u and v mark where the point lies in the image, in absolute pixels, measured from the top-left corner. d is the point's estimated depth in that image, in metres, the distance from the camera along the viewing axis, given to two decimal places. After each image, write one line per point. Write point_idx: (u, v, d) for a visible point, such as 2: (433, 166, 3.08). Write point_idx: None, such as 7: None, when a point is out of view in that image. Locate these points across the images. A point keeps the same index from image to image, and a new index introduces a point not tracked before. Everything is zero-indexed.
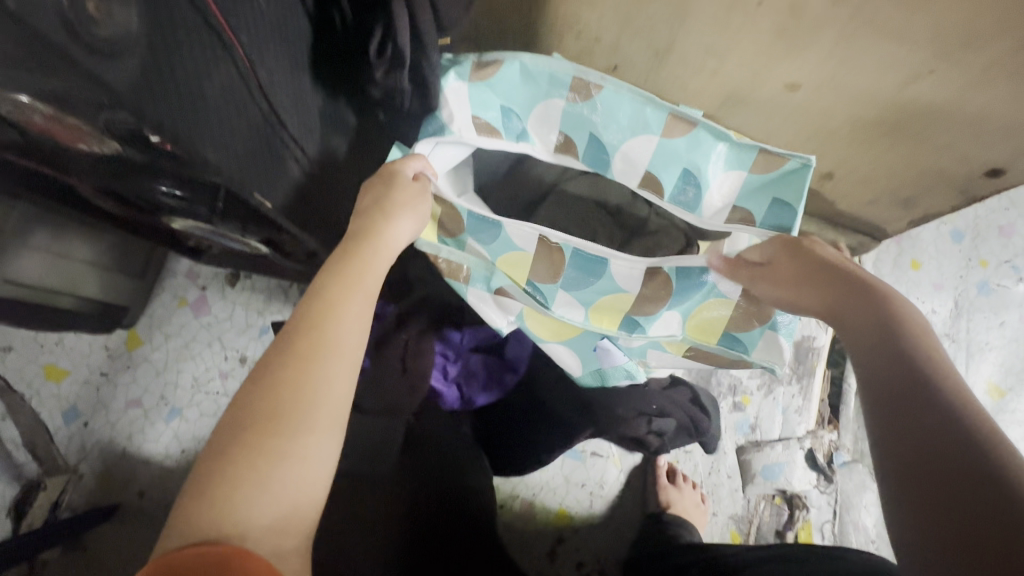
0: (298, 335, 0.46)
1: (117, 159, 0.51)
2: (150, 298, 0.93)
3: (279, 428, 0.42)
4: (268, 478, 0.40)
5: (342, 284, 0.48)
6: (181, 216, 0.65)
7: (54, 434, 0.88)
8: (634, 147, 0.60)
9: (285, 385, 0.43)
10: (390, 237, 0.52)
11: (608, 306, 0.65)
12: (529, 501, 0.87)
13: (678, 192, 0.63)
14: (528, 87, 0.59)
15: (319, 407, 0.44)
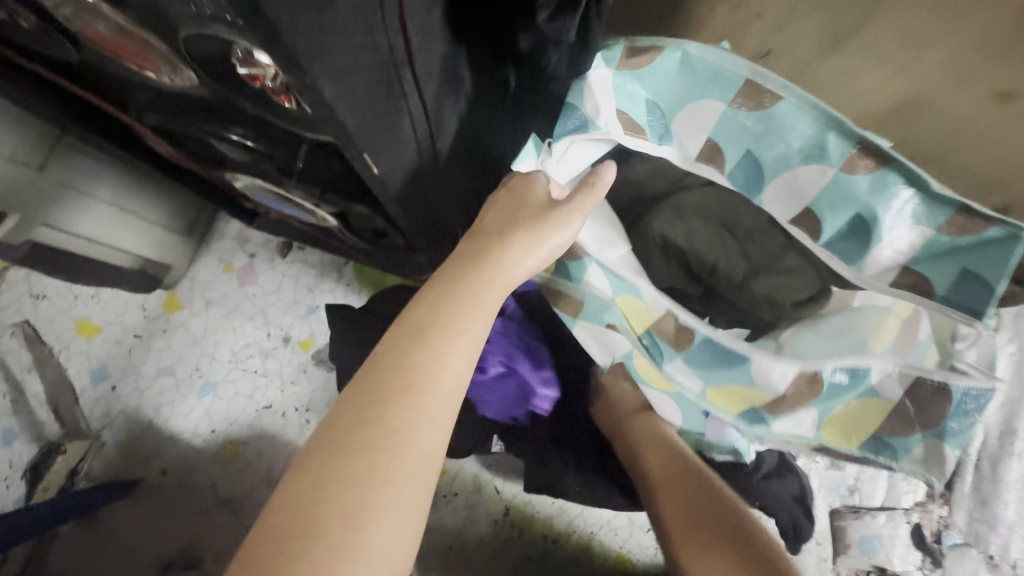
0: (396, 377, 0.40)
1: (185, 93, 0.42)
2: (195, 261, 0.86)
3: (361, 505, 0.37)
4: (349, 553, 0.36)
5: (443, 324, 0.42)
6: (247, 173, 0.55)
7: (80, 395, 0.81)
8: (798, 174, 0.46)
9: (376, 447, 0.38)
10: (497, 269, 0.44)
11: (731, 391, 0.55)
12: (586, 539, 0.77)
13: (839, 236, 0.47)
14: (682, 83, 0.45)
15: (407, 465, 0.38)
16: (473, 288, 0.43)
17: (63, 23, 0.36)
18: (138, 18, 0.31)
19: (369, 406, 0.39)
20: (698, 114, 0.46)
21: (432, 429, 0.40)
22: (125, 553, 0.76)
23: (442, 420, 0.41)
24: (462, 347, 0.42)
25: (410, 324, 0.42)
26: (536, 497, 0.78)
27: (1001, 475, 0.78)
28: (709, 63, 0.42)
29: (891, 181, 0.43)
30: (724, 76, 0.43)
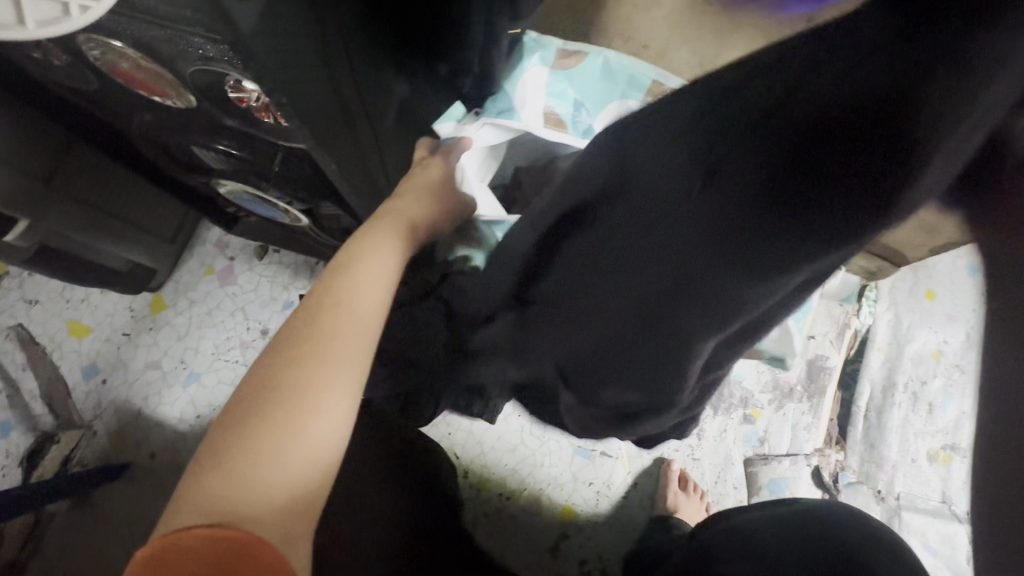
0: (343, 267, 0.49)
1: (185, 114, 0.53)
2: (179, 265, 0.95)
3: (312, 354, 0.44)
4: (310, 392, 0.42)
5: (370, 263, 0.50)
6: (230, 179, 0.66)
7: (72, 389, 0.89)
8: None
9: (326, 313, 0.46)
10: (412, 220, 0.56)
11: None
12: (536, 495, 0.88)
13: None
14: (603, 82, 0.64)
15: (341, 372, 0.44)
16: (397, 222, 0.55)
17: (93, 62, 0.47)
18: (158, 61, 0.43)
19: (308, 327, 0.45)
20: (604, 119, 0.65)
21: (369, 304, 0.48)
22: (118, 529, 0.84)
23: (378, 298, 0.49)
24: (384, 282, 0.50)
25: (338, 264, 0.50)
26: (491, 460, 0.89)
27: (885, 422, 0.94)
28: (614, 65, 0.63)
29: None
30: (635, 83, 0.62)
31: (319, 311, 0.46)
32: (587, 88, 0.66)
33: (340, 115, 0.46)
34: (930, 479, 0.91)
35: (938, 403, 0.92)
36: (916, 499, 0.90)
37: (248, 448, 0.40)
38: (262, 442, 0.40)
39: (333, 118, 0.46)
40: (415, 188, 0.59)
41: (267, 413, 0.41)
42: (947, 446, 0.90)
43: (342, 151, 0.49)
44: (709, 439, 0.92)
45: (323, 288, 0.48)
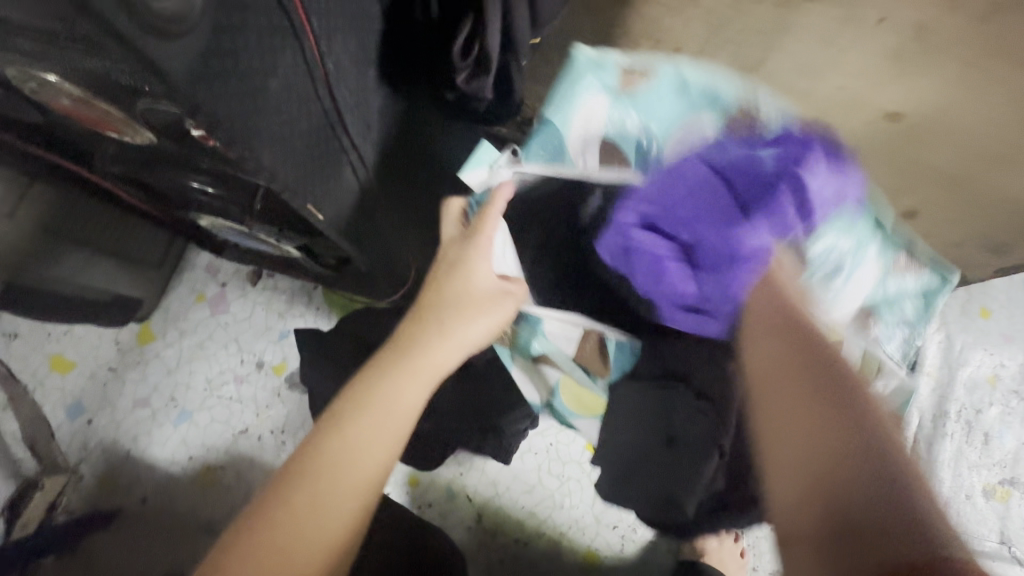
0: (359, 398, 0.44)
1: (148, 149, 0.45)
2: (167, 293, 0.88)
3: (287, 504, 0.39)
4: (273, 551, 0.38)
5: (389, 384, 0.45)
6: (210, 213, 0.59)
7: (55, 430, 0.83)
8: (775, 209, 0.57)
9: (322, 450, 0.41)
10: (444, 331, 0.48)
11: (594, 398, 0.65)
12: (556, 539, 0.81)
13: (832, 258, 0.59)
14: (680, 99, 0.59)
15: (344, 503, 0.40)
16: (421, 335, 0.48)
17: (31, 95, 0.39)
18: (101, 94, 0.35)
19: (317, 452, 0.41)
20: (680, 138, 0.59)
21: (368, 448, 0.42)
22: None
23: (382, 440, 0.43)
24: (396, 425, 0.43)
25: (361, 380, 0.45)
26: (507, 502, 0.82)
27: (936, 455, 0.86)
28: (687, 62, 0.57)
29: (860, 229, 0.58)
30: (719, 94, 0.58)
31: (330, 434, 0.42)
32: (659, 102, 0.59)
33: (315, 150, 0.39)
34: (985, 517, 0.84)
35: (994, 433, 0.86)
36: (971, 539, 0.83)
37: None
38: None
39: (308, 156, 0.38)
40: (446, 280, 0.50)
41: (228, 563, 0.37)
42: (1004, 480, 0.85)
43: (324, 188, 0.42)
44: None
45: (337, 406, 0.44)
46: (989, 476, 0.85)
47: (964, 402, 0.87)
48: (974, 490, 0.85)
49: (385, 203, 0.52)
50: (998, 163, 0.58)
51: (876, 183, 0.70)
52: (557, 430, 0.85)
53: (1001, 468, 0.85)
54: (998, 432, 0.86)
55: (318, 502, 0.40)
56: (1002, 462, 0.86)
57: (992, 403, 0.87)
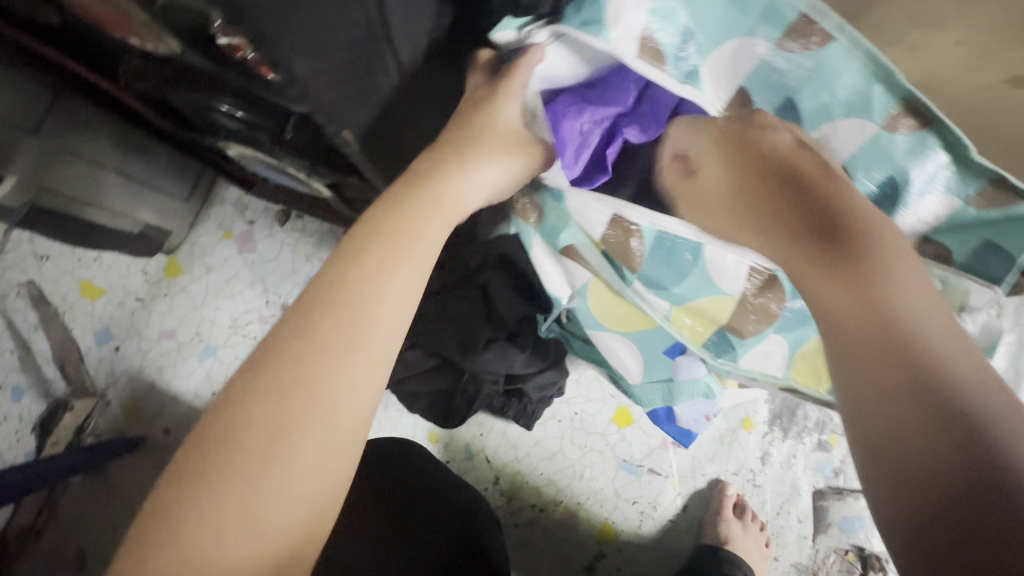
0: (348, 259, 0.39)
1: (172, 61, 0.41)
2: (194, 227, 0.86)
3: (300, 375, 0.36)
4: (304, 425, 0.35)
5: (382, 252, 0.40)
6: (239, 142, 0.54)
7: (85, 354, 0.84)
8: (840, 127, 0.50)
9: (323, 318, 0.37)
10: (449, 195, 0.43)
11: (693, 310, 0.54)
12: (573, 509, 0.79)
13: (870, 201, 0.53)
14: (729, 11, 0.46)
15: (364, 348, 0.38)
16: (423, 202, 0.42)
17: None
18: None
19: (306, 333, 0.37)
20: (724, 59, 0.49)
21: (384, 313, 0.39)
22: (131, 503, 0.80)
23: (391, 305, 0.39)
24: (406, 283, 0.40)
25: (338, 258, 0.40)
26: (526, 467, 0.80)
27: None
28: (856, 56, 0.46)
29: (872, 175, 0.52)
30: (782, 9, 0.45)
31: (320, 318, 0.37)
32: (707, 10, 0.46)
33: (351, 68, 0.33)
34: None
35: None
36: None
37: (222, 499, 0.33)
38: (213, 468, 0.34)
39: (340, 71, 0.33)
40: (457, 138, 0.45)
41: (256, 443, 0.34)
42: None
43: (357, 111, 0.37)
44: (775, 464, 0.80)
45: (318, 292, 0.39)
46: None
47: None
48: None
49: None
50: None
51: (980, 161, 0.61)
52: (583, 399, 0.81)
53: None
54: None
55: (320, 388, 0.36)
56: None
57: None
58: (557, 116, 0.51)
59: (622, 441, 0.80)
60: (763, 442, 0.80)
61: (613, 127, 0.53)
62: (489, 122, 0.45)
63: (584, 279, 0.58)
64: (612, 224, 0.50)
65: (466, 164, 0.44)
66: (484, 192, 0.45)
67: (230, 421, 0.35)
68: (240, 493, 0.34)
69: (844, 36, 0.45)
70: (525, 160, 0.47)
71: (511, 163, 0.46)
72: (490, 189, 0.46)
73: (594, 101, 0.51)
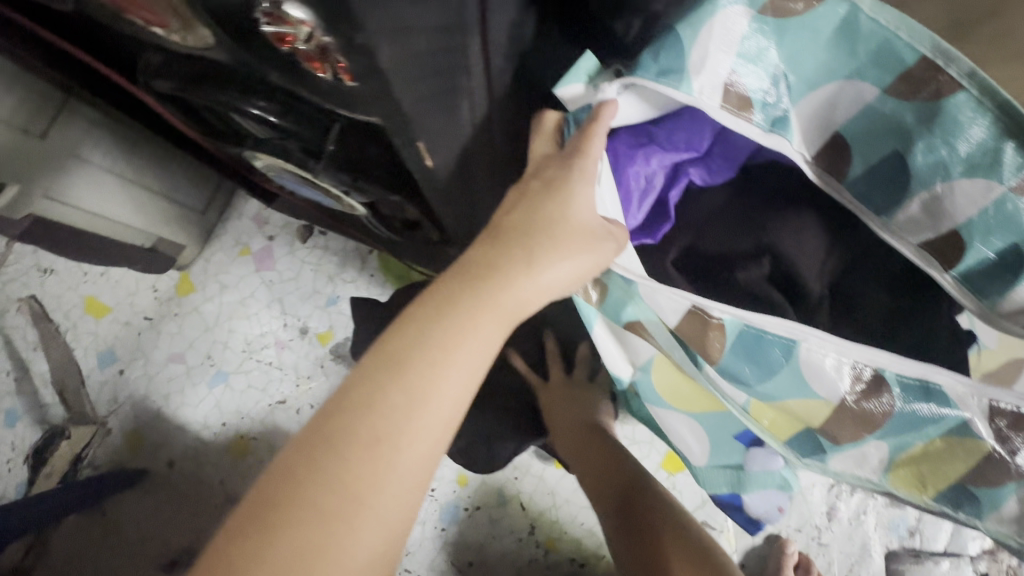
0: (395, 368, 0.34)
1: (199, 54, 0.35)
2: (210, 242, 0.80)
3: (336, 507, 0.32)
4: (328, 568, 0.31)
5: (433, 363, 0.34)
6: (268, 152, 0.48)
7: (86, 377, 0.77)
8: (956, 190, 0.41)
9: (362, 436, 0.33)
10: (508, 292, 0.36)
11: (780, 408, 0.45)
12: (616, 566, 0.71)
13: (977, 269, 0.43)
14: (832, 52, 0.40)
15: (404, 470, 0.33)
16: (478, 301, 0.36)
17: None
18: None
19: (347, 450, 0.32)
20: (818, 108, 0.42)
21: (428, 434, 0.34)
22: (129, 544, 0.73)
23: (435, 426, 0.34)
24: (455, 397, 0.35)
25: (382, 359, 0.34)
26: (565, 517, 0.72)
27: None
28: (983, 110, 0.38)
29: (991, 237, 0.42)
30: (894, 53, 0.39)
31: (362, 429, 0.33)
32: (803, 54, 0.40)
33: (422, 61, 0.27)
34: None
35: None
36: None
37: None
38: None
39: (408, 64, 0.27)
40: (530, 220, 0.38)
41: None
42: None
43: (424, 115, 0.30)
44: (843, 521, 0.72)
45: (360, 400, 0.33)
46: None
47: None
48: None
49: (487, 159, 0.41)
50: None
51: None
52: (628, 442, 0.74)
53: None
54: None
55: (350, 514, 0.32)
56: None
57: None
58: (621, 163, 0.44)
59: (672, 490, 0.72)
60: (829, 496, 0.72)
61: (678, 169, 0.48)
62: (553, 208, 0.37)
63: (648, 354, 0.48)
64: (686, 313, 0.41)
65: (532, 256, 0.37)
66: (553, 289, 0.38)
67: (245, 553, 0.30)
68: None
69: (973, 85, 0.38)
70: (602, 252, 0.38)
71: (584, 253, 0.38)
72: (565, 286, 0.38)
73: (662, 145, 0.45)
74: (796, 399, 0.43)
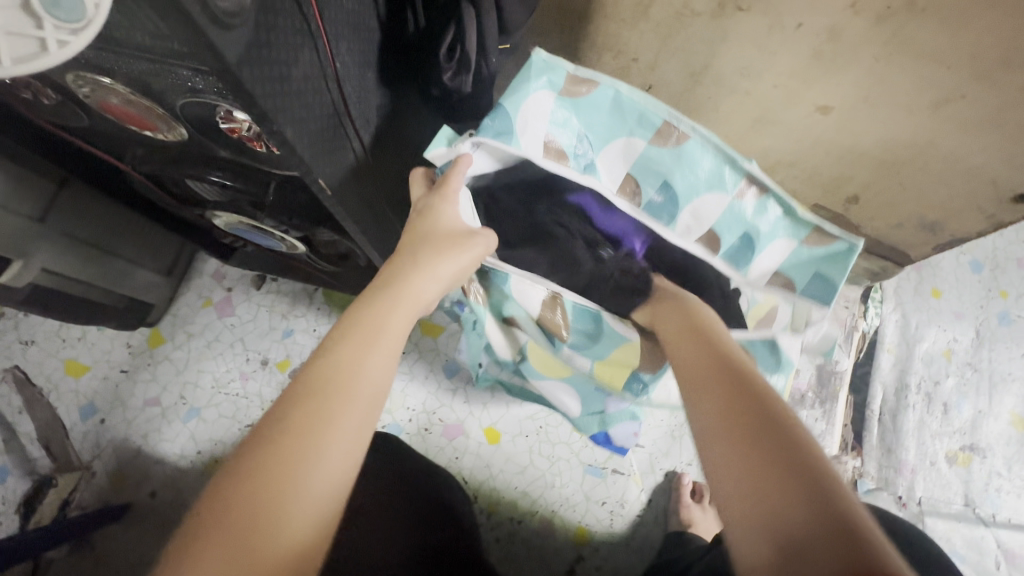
0: (370, 301, 0.46)
1: (175, 146, 0.52)
2: (177, 299, 0.94)
3: (332, 386, 0.40)
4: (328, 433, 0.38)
5: (363, 336, 0.44)
6: (226, 211, 0.65)
7: (70, 430, 0.87)
8: (705, 199, 0.60)
9: (348, 343, 0.43)
10: (434, 244, 0.49)
11: (611, 362, 0.68)
12: (548, 517, 0.86)
13: (732, 250, 0.63)
14: (612, 116, 0.58)
15: (377, 361, 0.43)
16: (415, 259, 0.49)
17: (79, 98, 0.47)
18: (146, 95, 0.43)
19: (314, 368, 0.41)
20: (615, 149, 0.60)
21: (395, 333, 0.45)
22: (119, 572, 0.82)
23: (398, 333, 0.46)
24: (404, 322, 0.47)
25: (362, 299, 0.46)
26: (501, 483, 0.87)
27: (901, 425, 0.93)
28: (708, 148, 0.56)
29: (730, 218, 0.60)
30: (648, 121, 0.56)
31: (336, 351, 0.42)
32: (596, 113, 0.57)
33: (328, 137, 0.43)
34: (949, 482, 0.91)
35: (952, 403, 0.94)
36: (938, 503, 0.90)
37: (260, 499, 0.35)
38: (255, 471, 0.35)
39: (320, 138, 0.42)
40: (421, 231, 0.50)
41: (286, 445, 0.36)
42: (965, 446, 0.92)
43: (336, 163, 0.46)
44: None
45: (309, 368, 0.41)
46: (951, 444, 0.93)
47: (922, 375, 0.95)
48: (938, 457, 0.92)
49: (384, 200, 0.60)
50: (918, 146, 0.66)
51: (821, 174, 0.78)
52: (546, 414, 0.90)
53: (961, 435, 0.93)
54: (956, 402, 0.94)
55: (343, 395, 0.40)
56: (961, 430, 0.93)
57: (949, 374, 0.95)
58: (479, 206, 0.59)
59: (586, 447, 0.89)
60: None
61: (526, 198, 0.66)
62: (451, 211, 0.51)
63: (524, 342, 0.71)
64: (545, 300, 0.63)
65: (433, 244, 0.49)
66: (444, 276, 0.50)
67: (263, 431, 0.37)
68: (246, 508, 0.34)
69: (700, 133, 0.55)
70: (478, 248, 0.51)
71: (470, 253, 0.50)
72: (452, 269, 0.50)
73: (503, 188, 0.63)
74: (619, 349, 0.66)
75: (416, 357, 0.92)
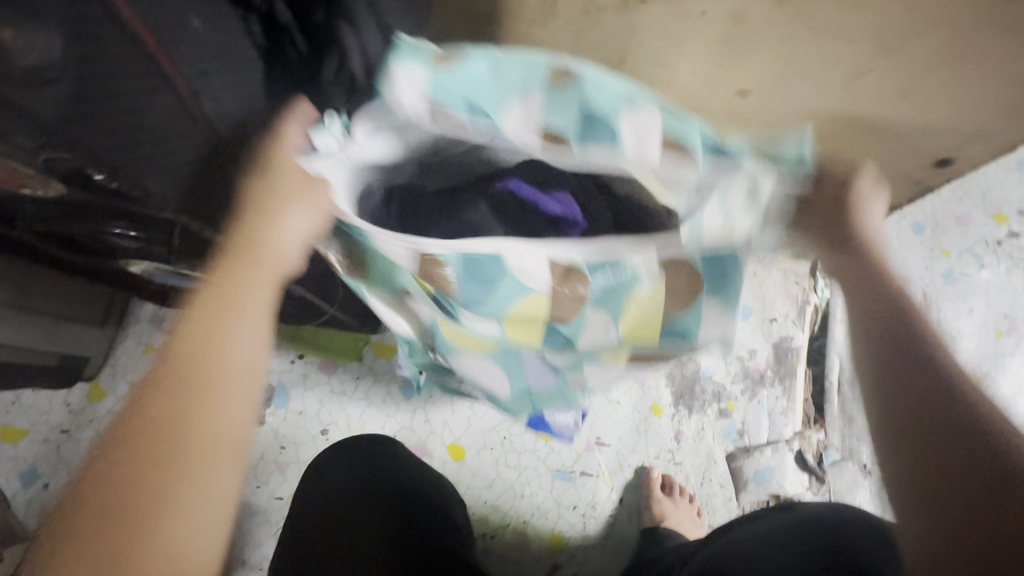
0: (212, 305, 0.42)
1: (59, 200, 0.49)
2: (114, 348, 0.90)
3: (182, 418, 0.40)
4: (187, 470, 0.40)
5: (217, 324, 0.42)
6: (138, 257, 0.62)
7: (11, 499, 0.83)
8: (641, 120, 0.45)
9: (193, 365, 0.41)
10: (273, 221, 0.43)
11: (521, 314, 0.53)
12: (521, 528, 0.85)
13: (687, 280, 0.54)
14: (496, 81, 0.45)
15: (230, 379, 0.42)
16: (253, 240, 0.43)
17: None
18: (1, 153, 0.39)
19: (156, 397, 0.40)
20: (517, 118, 0.45)
21: (245, 337, 0.43)
22: None
23: (251, 337, 0.43)
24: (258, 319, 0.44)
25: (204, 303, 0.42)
26: (469, 500, 0.85)
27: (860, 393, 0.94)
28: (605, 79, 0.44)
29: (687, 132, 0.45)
30: (533, 70, 0.45)
31: (176, 376, 0.41)
32: (478, 81, 0.44)
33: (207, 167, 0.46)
34: None
35: None
36: None
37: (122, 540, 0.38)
38: (122, 513, 0.38)
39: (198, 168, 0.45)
40: (257, 197, 0.44)
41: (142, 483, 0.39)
42: None
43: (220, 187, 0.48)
44: (689, 440, 0.90)
45: (166, 363, 0.41)
46: None
47: None
48: None
49: None
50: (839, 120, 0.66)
51: None
52: (509, 424, 0.89)
53: None
54: None
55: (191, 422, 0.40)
56: None
57: None
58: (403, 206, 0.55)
59: (552, 453, 0.88)
60: (673, 423, 0.90)
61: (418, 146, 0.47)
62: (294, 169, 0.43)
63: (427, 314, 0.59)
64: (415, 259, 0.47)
65: (269, 218, 0.43)
66: (299, 245, 0.44)
67: (115, 474, 0.39)
68: (114, 538, 0.38)
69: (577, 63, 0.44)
70: (322, 200, 0.43)
71: (317, 211, 0.43)
72: (305, 239, 0.44)
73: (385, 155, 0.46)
74: (528, 300, 0.52)
75: (372, 382, 0.90)
